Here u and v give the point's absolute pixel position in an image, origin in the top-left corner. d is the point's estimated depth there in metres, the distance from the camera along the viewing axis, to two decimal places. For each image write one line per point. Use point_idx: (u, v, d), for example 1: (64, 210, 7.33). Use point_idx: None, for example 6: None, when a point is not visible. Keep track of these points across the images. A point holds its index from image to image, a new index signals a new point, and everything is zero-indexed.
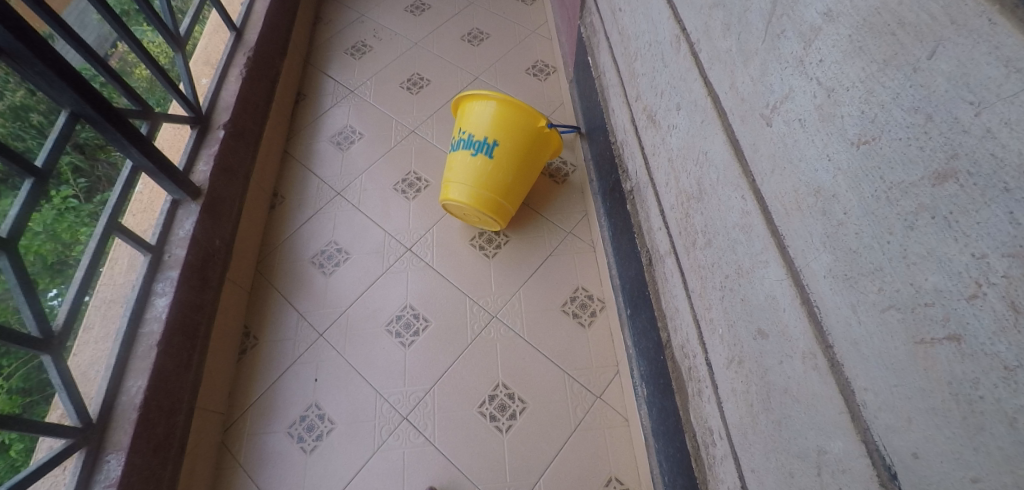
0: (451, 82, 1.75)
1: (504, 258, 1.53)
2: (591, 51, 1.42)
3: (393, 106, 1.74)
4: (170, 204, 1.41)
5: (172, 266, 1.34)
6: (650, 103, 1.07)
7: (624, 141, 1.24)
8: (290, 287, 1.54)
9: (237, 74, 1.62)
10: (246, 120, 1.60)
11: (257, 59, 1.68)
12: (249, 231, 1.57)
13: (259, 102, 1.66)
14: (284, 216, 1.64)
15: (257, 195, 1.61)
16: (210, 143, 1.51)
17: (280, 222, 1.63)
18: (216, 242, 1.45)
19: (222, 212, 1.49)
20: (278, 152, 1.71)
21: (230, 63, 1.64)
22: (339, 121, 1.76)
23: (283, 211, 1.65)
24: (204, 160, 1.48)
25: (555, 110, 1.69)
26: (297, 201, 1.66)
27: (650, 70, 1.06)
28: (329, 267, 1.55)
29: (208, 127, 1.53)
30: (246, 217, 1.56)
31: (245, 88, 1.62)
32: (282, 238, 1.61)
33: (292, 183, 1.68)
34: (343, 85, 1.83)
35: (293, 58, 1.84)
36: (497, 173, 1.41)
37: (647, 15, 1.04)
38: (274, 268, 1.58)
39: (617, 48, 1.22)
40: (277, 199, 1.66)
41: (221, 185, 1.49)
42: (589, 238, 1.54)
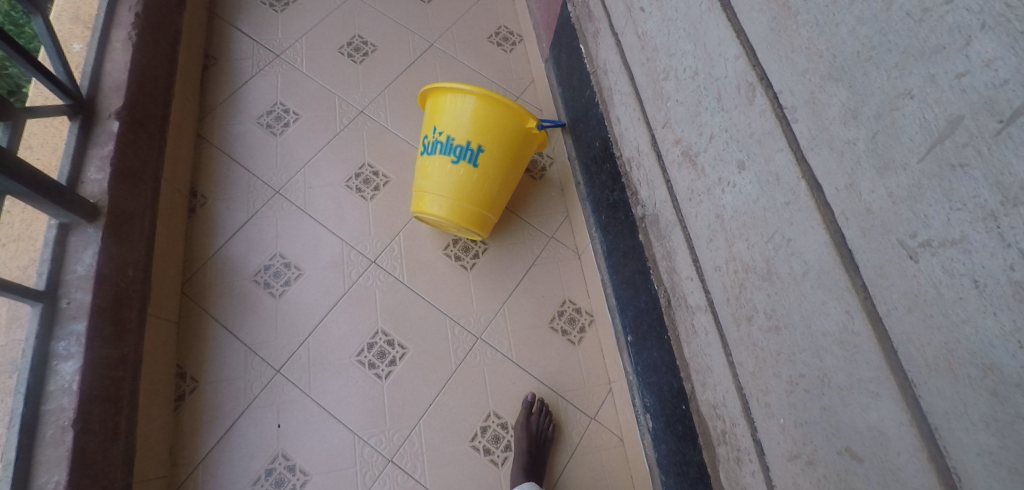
0: (402, 49, 1.54)
1: (483, 270, 1.40)
2: (583, 36, 1.21)
3: (336, 80, 1.50)
4: (57, 230, 1.09)
5: (74, 316, 1.05)
6: (687, 139, 0.93)
7: (636, 161, 1.11)
8: (231, 313, 1.33)
9: (124, 37, 1.25)
10: (146, 102, 1.27)
11: (148, 16, 1.32)
12: (169, 246, 1.30)
13: (160, 75, 1.33)
14: (208, 224, 1.38)
15: (173, 198, 1.33)
16: (101, 139, 1.16)
17: (203, 231, 1.37)
18: (129, 271, 1.17)
19: (129, 231, 1.18)
20: (190, 140, 1.41)
21: (111, 21, 1.26)
22: (266, 96, 1.49)
23: (206, 216, 1.38)
24: (95, 164, 1.14)
25: (525, 89, 1.51)
26: (225, 203, 1.40)
27: (690, 100, 0.91)
28: (278, 287, 1.35)
29: (95, 115, 1.17)
30: (162, 230, 1.29)
31: (139, 58, 1.26)
32: (212, 252, 1.36)
33: (212, 177, 1.41)
34: (265, 45, 1.54)
35: (195, 12, 1.51)
36: (484, 184, 1.22)
37: (690, 34, 0.87)
38: (206, 288, 1.34)
39: (631, 51, 1.04)
40: (198, 199, 1.39)
41: (124, 196, 1.18)
42: (572, 243, 1.44)
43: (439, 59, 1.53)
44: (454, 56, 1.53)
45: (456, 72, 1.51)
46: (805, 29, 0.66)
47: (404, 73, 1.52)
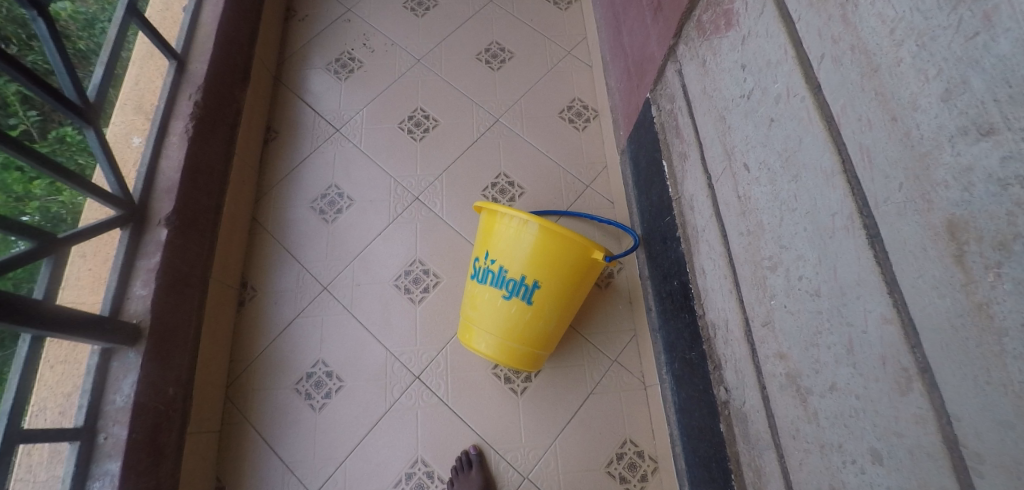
0: (465, 126, 1.33)
1: (536, 395, 1.20)
2: (667, 152, 0.97)
3: (390, 160, 1.32)
4: (100, 357, 0.96)
5: (110, 453, 0.93)
6: (795, 361, 0.69)
7: (722, 334, 0.87)
8: (270, 423, 1.18)
9: (181, 130, 1.11)
10: (199, 198, 1.13)
11: (209, 102, 1.18)
12: (214, 351, 1.16)
13: (215, 166, 1.19)
14: (257, 321, 1.24)
15: (223, 294, 1.20)
16: (149, 251, 1.03)
17: (252, 327, 1.23)
18: (170, 392, 1.03)
19: (173, 347, 1.05)
20: (244, 226, 1.28)
21: (171, 112, 1.13)
22: (323, 176, 1.33)
23: (256, 313, 1.24)
24: (141, 277, 1.02)
25: (597, 176, 1.27)
26: (274, 299, 1.25)
27: (804, 318, 0.66)
28: (318, 400, 1.19)
29: (145, 222, 1.05)
30: (209, 335, 1.15)
31: (193, 151, 1.12)
32: (258, 352, 1.22)
33: (263, 268, 1.27)
34: (324, 118, 1.37)
35: (259, 80, 1.36)
36: (538, 323, 1.02)
37: (812, 239, 0.62)
38: (253, 396, 1.19)
39: (728, 206, 0.79)
40: (248, 291, 1.26)
41: (169, 309, 1.04)
42: (638, 369, 1.21)
43: (504, 138, 1.31)
44: (521, 134, 1.31)
45: (522, 154, 1.29)
46: (1014, 364, 0.41)
47: (463, 156, 1.31)
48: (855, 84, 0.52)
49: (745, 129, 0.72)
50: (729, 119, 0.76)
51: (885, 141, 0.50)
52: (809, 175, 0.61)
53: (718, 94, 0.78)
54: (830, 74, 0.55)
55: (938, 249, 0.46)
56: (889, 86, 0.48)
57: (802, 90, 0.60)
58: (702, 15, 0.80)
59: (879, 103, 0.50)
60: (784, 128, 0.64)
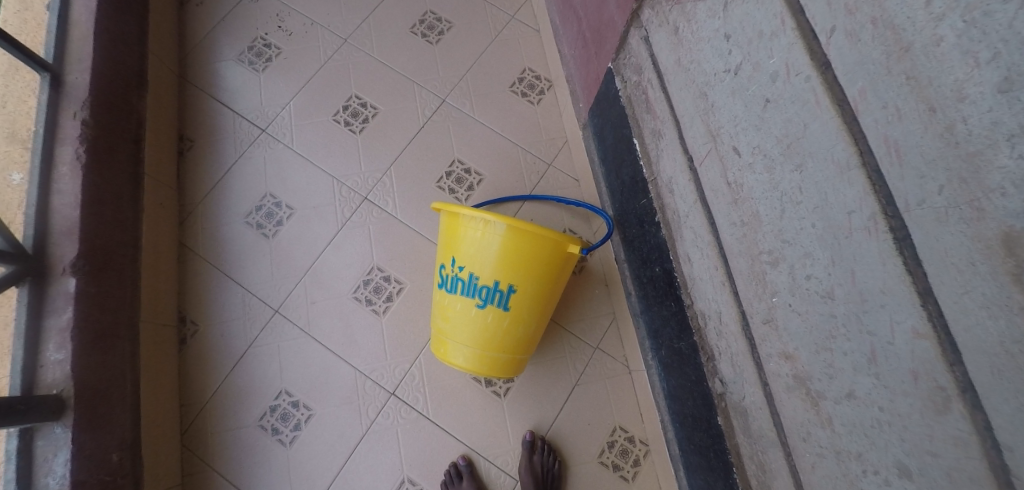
0: (408, 111, 1.20)
1: (520, 396, 1.14)
2: (638, 128, 0.88)
3: (330, 157, 1.19)
4: (20, 439, 0.85)
5: None
6: (804, 363, 0.63)
7: (714, 326, 0.82)
8: (237, 466, 1.08)
9: (71, 158, 0.96)
10: (108, 232, 0.99)
11: (101, 118, 1.01)
12: (159, 400, 1.05)
13: (123, 190, 1.04)
14: (203, 359, 1.13)
15: (158, 336, 1.08)
16: (58, 305, 0.91)
17: (198, 366, 1.12)
18: (114, 459, 0.92)
19: (108, 410, 0.94)
20: (173, 254, 1.14)
21: (55, 137, 0.96)
22: (253, 186, 1.18)
23: (201, 349, 1.13)
24: (55, 339, 0.89)
25: (559, 153, 1.18)
26: (219, 331, 1.14)
27: (813, 321, 0.60)
28: (287, 433, 1.10)
29: (47, 274, 0.91)
30: (150, 385, 1.04)
31: (91, 180, 0.97)
32: (210, 392, 1.11)
33: (201, 298, 1.15)
34: (245, 118, 1.21)
35: (161, 84, 1.18)
36: (517, 328, 0.93)
37: (822, 237, 0.55)
38: (212, 440, 1.09)
39: (715, 193, 0.71)
40: (188, 326, 1.14)
41: (93, 370, 0.92)
42: (621, 355, 1.17)
43: (454, 121, 1.20)
44: (471, 114, 1.20)
45: (476, 137, 1.18)
46: None
47: (410, 146, 1.19)
48: (879, 65, 0.44)
49: (733, 109, 0.63)
50: (711, 96, 0.67)
51: (921, 135, 0.42)
52: (816, 167, 0.53)
53: (696, 68, 0.69)
54: (845, 52, 0.47)
55: (991, 265, 0.39)
56: (925, 71, 0.41)
57: (806, 68, 0.51)
58: None
59: (911, 89, 0.42)
60: (783, 112, 0.55)
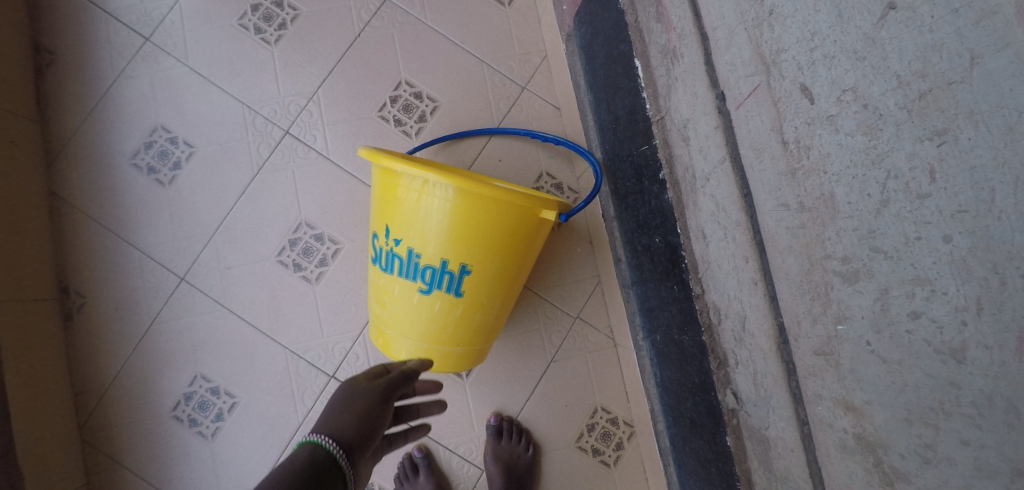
0: (338, 13, 0.89)
1: (485, 376, 0.93)
2: (643, 44, 0.61)
3: (237, 77, 0.88)
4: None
5: None
6: (879, 425, 0.42)
7: (732, 329, 0.59)
8: (149, 471, 0.82)
9: None
10: None
11: None
12: (41, 397, 0.76)
13: None
14: (97, 339, 0.83)
15: (31, 313, 0.77)
16: None
17: (92, 349, 0.83)
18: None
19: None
20: (38, 200, 0.81)
21: None
22: (140, 112, 0.86)
23: (95, 328, 0.83)
24: None
25: (536, 72, 0.91)
26: (116, 303, 0.84)
27: (911, 378, 0.38)
28: (207, 426, 0.84)
29: None
30: (25, 379, 0.74)
31: None
32: (111, 382, 0.83)
33: (86, 262, 0.84)
34: (119, 21, 0.87)
35: None
36: (475, 317, 0.71)
37: (961, 263, 0.31)
38: (117, 434, 0.82)
39: (757, 154, 0.46)
40: (73, 297, 0.83)
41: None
42: (606, 325, 0.95)
43: (399, 27, 0.90)
44: (422, 19, 0.90)
45: (428, 48, 0.90)
46: None
47: (343, 60, 0.89)
48: None
49: (810, 20, 0.37)
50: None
51: None
52: (978, 142, 0.28)
53: None
54: None
55: None
56: None
57: None
58: None
59: None
60: (922, 31, 0.30)
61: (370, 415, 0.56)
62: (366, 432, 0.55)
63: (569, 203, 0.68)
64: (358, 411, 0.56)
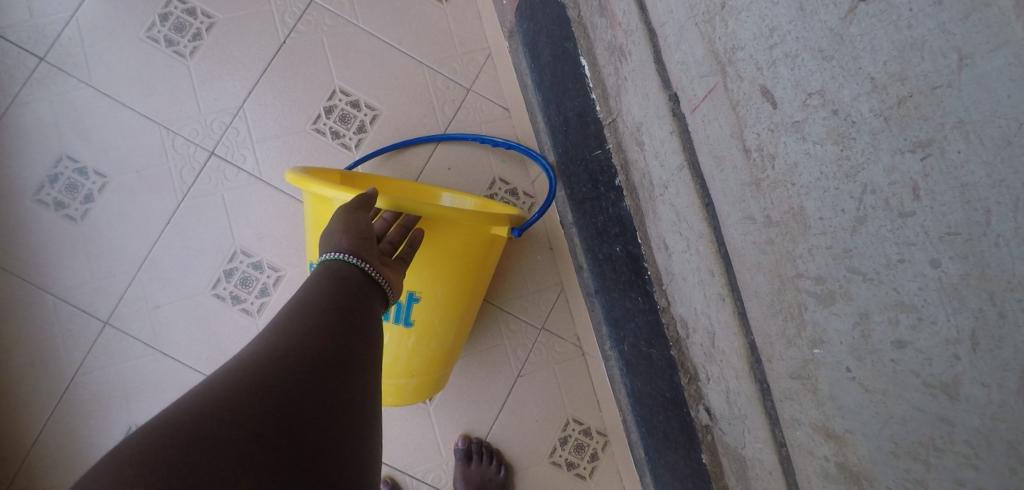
0: (260, 17, 0.82)
1: (450, 398, 0.88)
2: (589, 41, 0.56)
3: (152, 95, 0.80)
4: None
5: None
6: (863, 456, 0.38)
7: (702, 344, 0.56)
8: None
9: None
10: None
11: None
12: None
13: None
14: (13, 396, 0.75)
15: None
16: None
17: (8, 407, 0.75)
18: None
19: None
20: None
21: None
22: (42, 141, 0.78)
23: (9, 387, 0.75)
24: None
25: (481, 71, 0.85)
26: (32, 354, 0.76)
27: (897, 410, 0.34)
28: None
29: None
30: None
31: None
32: (34, 441, 0.75)
33: None
34: (7, 40, 0.78)
35: None
36: (429, 346, 0.65)
37: (953, 292, 0.27)
38: None
39: (717, 162, 0.42)
40: None
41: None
42: (572, 334, 0.91)
43: (329, 31, 0.83)
44: (354, 20, 0.84)
45: (363, 52, 0.83)
46: None
47: (271, 68, 0.82)
48: None
49: (768, 14, 0.32)
50: None
51: None
52: (970, 157, 0.24)
53: None
54: None
55: None
56: None
57: None
58: None
59: None
60: (899, 27, 0.25)
61: (359, 220, 0.50)
62: (363, 234, 0.49)
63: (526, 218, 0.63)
64: (349, 219, 0.49)
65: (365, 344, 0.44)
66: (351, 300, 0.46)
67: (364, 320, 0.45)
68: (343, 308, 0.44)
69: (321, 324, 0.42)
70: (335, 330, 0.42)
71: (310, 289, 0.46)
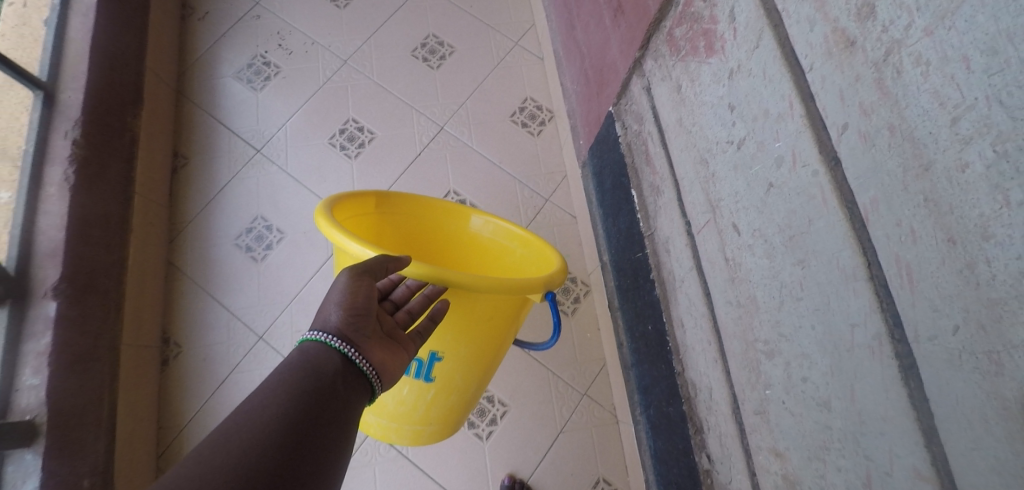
0: (405, 136, 1.15)
1: (502, 440, 1.05)
2: (637, 180, 0.83)
3: (323, 182, 1.11)
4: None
5: None
6: (794, 466, 0.57)
7: (704, 400, 0.75)
8: None
9: (60, 176, 0.86)
10: (95, 254, 0.88)
11: (94, 137, 0.92)
12: (137, 424, 0.91)
13: (111, 209, 0.93)
14: (185, 382, 0.99)
15: (141, 358, 0.94)
16: (38, 328, 0.79)
17: (179, 389, 0.98)
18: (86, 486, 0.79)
19: (82, 438, 0.81)
20: (159, 270, 1.02)
21: (45, 154, 0.87)
22: (246, 206, 1.10)
23: (183, 375, 0.99)
24: (33, 362, 0.78)
25: (558, 188, 1.14)
26: (204, 354, 1.00)
27: (808, 425, 0.54)
28: None
29: (28, 296, 0.80)
30: (128, 408, 0.90)
31: (82, 201, 0.87)
32: (190, 418, 0.97)
33: (184, 321, 1.02)
34: (240, 138, 1.13)
35: (156, 97, 1.09)
36: (448, 396, 0.78)
37: (821, 343, 0.50)
38: None
39: (711, 265, 0.66)
40: (172, 347, 1.00)
41: (70, 394, 0.80)
42: (609, 403, 1.09)
43: (451, 149, 1.15)
44: (470, 143, 1.15)
45: (472, 167, 1.14)
46: None
47: (406, 172, 1.12)
48: (894, 178, 0.38)
49: (734, 184, 0.58)
50: (713, 165, 0.61)
51: (937, 265, 0.36)
52: (819, 268, 0.48)
53: (698, 132, 0.63)
54: (857, 156, 0.41)
55: (1007, 428, 0.34)
56: (947, 198, 0.35)
57: (814, 161, 0.45)
58: (675, 29, 0.64)
59: (929, 213, 0.36)
60: (788, 202, 0.50)
61: (359, 294, 0.59)
62: (357, 310, 0.60)
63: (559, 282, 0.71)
64: (352, 291, 0.59)
65: (322, 432, 0.52)
66: (314, 392, 0.54)
67: (322, 424, 0.53)
68: (297, 417, 0.52)
69: (269, 435, 0.49)
70: (280, 438, 0.50)
71: (275, 389, 0.53)
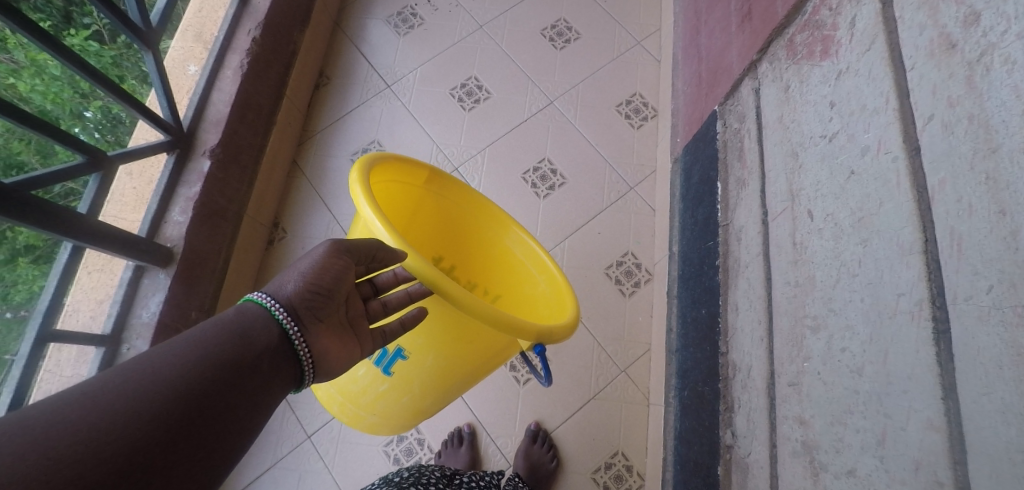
0: (518, 103, 1.26)
1: (538, 389, 1.13)
2: (725, 173, 0.91)
3: (438, 124, 1.24)
4: (133, 271, 0.88)
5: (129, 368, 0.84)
6: (815, 432, 0.63)
7: (741, 378, 0.81)
8: None
9: (236, 65, 1.03)
10: (245, 134, 1.04)
11: (268, 41, 1.09)
12: (238, 283, 1.05)
13: (265, 103, 1.09)
14: (281, 263, 1.12)
15: (254, 232, 1.09)
16: (192, 179, 0.95)
17: (276, 268, 1.12)
18: (193, 315, 0.93)
19: (200, 276, 0.95)
20: (285, 165, 1.17)
21: (229, 45, 1.05)
22: (367, 130, 1.24)
23: (284, 256, 1.13)
24: (181, 204, 0.93)
25: (644, 180, 1.23)
26: (301, 244, 1.14)
27: (837, 392, 0.60)
28: None
29: (190, 151, 0.97)
30: (235, 268, 1.04)
31: (247, 88, 1.04)
32: None
33: (293, 213, 1.16)
34: (378, 72, 1.28)
35: (318, 23, 1.26)
36: (399, 397, 0.79)
37: (865, 313, 0.56)
38: None
39: (778, 249, 0.73)
40: (278, 231, 1.15)
41: (203, 238, 0.95)
42: (644, 386, 1.14)
43: (556, 122, 1.26)
44: (573, 121, 1.26)
45: (571, 143, 1.24)
46: None
47: (510, 133, 1.24)
48: (964, 160, 0.45)
49: (818, 174, 0.65)
50: (802, 158, 0.69)
51: (986, 233, 0.43)
52: (878, 244, 0.55)
53: (796, 127, 0.70)
54: (934, 143, 0.48)
55: (1017, 372, 0.40)
56: (1006, 175, 0.42)
57: (896, 149, 0.53)
58: (797, 35, 0.72)
59: (988, 190, 0.43)
60: (866, 188, 0.57)
61: (327, 273, 0.61)
62: (320, 287, 0.60)
63: (557, 338, 0.71)
64: (323, 266, 0.61)
65: (227, 404, 0.50)
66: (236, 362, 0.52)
67: (230, 395, 0.51)
68: (205, 383, 0.49)
69: (167, 393, 0.47)
70: (179, 399, 0.47)
71: (195, 346, 0.51)
